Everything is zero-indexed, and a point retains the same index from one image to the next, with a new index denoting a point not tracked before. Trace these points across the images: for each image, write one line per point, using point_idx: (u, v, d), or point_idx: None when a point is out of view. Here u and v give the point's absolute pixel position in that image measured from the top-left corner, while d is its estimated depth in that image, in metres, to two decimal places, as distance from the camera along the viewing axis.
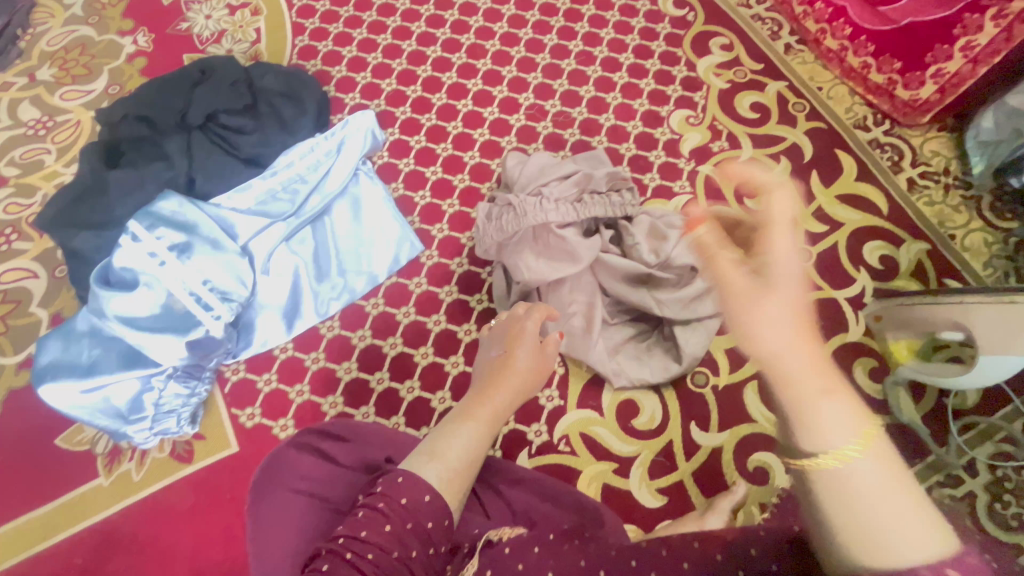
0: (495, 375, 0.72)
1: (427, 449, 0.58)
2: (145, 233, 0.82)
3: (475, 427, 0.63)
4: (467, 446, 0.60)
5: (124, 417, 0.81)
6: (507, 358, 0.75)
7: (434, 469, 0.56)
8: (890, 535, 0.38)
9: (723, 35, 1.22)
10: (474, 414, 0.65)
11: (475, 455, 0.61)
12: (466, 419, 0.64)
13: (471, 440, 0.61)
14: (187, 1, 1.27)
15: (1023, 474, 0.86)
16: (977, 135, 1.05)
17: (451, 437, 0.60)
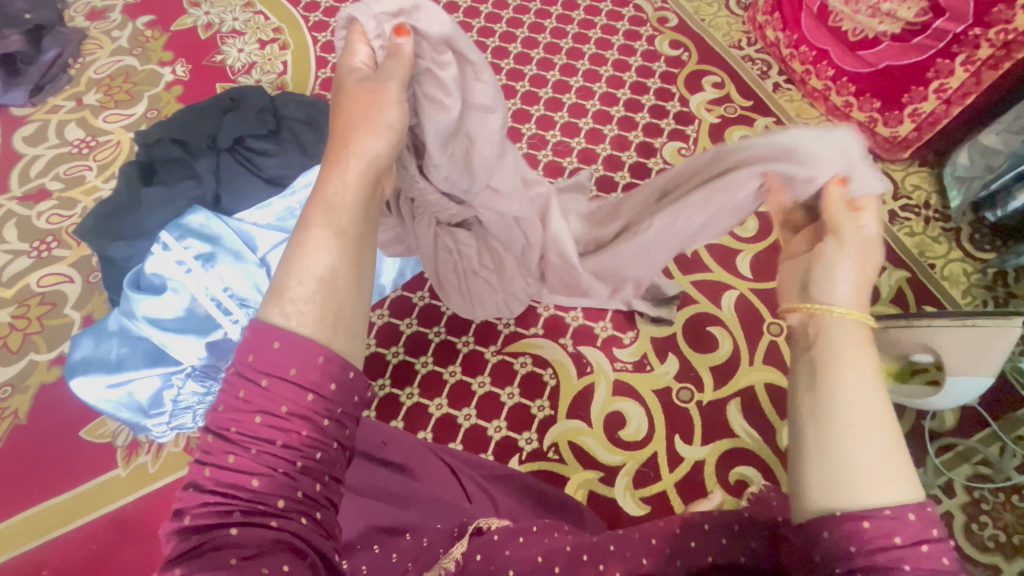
0: (339, 161, 0.50)
1: (272, 291, 0.43)
2: (174, 243, 0.90)
3: (330, 232, 0.45)
4: (321, 263, 0.43)
5: (145, 412, 0.88)
6: (354, 141, 0.51)
7: (291, 310, 0.42)
8: (864, 476, 0.37)
9: (715, 74, 1.31)
10: (325, 204, 0.46)
11: (346, 260, 0.45)
12: (315, 225, 0.45)
13: (321, 255, 0.44)
14: (223, 37, 1.40)
15: (999, 495, 0.89)
16: (954, 171, 1.10)
17: (301, 256, 0.43)
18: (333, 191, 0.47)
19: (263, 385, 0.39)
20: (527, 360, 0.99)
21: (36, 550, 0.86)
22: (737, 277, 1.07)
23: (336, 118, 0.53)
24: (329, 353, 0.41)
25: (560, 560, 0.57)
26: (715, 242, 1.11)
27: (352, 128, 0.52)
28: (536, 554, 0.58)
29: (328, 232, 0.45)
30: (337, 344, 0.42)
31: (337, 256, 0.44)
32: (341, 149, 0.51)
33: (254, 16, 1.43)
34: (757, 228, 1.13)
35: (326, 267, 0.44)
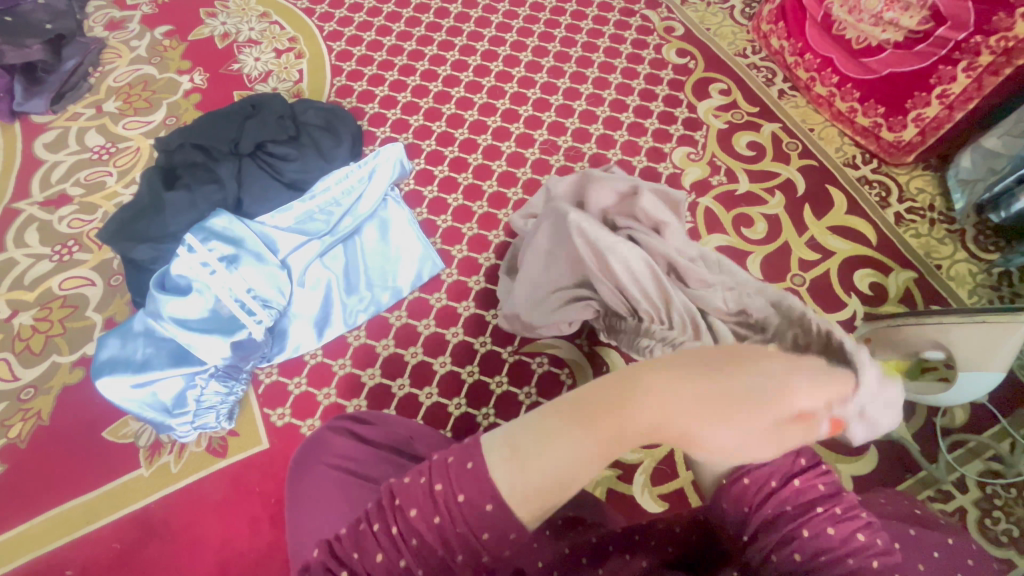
0: (639, 393, 0.47)
1: (514, 446, 0.46)
2: (199, 245, 0.92)
3: (590, 449, 0.45)
4: (561, 467, 0.44)
5: (169, 411, 0.89)
6: (680, 381, 0.48)
7: (510, 477, 0.44)
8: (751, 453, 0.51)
9: (721, 81, 1.34)
10: (611, 432, 0.46)
11: (578, 475, 0.45)
12: (586, 430, 0.45)
13: (565, 460, 0.45)
14: (239, 46, 1.43)
15: (1011, 491, 0.90)
16: (958, 174, 1.13)
17: (559, 456, 0.44)
18: (640, 427, 0.46)
19: (457, 500, 0.45)
20: (544, 359, 1.01)
21: (62, 549, 0.87)
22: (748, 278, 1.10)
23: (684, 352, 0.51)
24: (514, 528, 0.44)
25: (588, 551, 0.60)
26: (726, 244, 1.13)
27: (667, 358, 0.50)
28: (564, 546, 0.61)
29: (591, 446, 0.45)
30: (521, 512, 0.44)
31: (577, 470, 0.45)
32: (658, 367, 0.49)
33: (270, 25, 1.46)
34: (766, 230, 1.15)
35: (558, 468, 0.44)
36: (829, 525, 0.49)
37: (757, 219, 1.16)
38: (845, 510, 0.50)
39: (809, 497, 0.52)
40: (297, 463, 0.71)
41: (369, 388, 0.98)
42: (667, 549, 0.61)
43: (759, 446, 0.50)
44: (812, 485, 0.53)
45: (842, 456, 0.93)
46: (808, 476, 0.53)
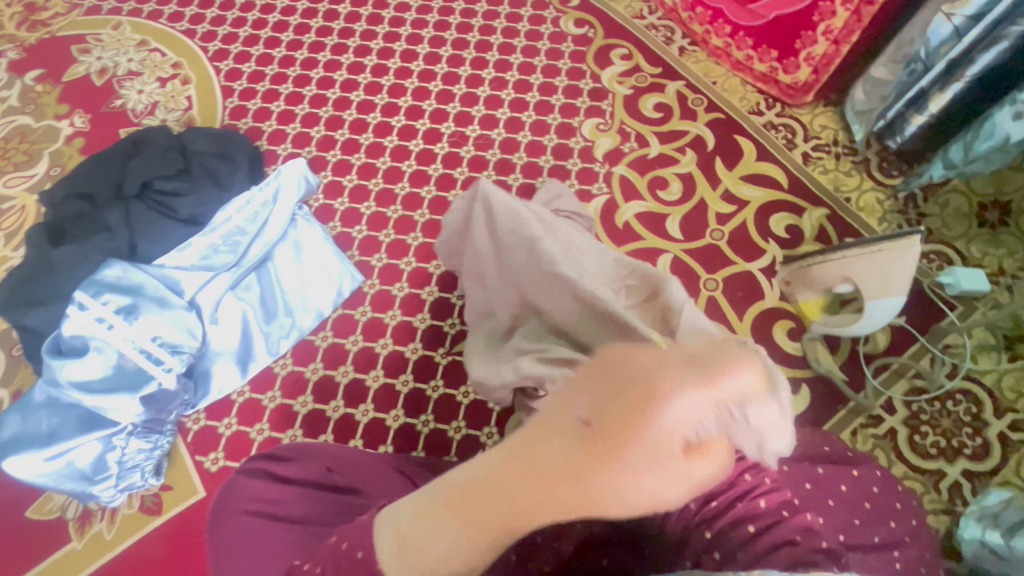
0: (560, 479, 0.38)
1: (401, 528, 0.44)
2: (91, 301, 0.87)
3: (469, 531, 0.41)
4: (445, 545, 0.41)
5: (90, 478, 0.85)
6: (631, 479, 0.37)
7: (402, 569, 0.43)
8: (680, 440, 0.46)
9: (622, 46, 1.33)
10: (473, 514, 0.41)
11: (468, 560, 0.42)
12: (460, 515, 0.41)
13: (449, 544, 0.41)
14: (119, 80, 1.34)
15: (936, 404, 0.94)
16: (854, 107, 1.15)
17: (435, 540, 0.42)
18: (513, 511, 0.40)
19: None
20: None
21: None
22: (669, 241, 1.11)
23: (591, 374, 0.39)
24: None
25: (514, 549, 0.58)
26: (644, 211, 1.14)
27: (616, 420, 0.37)
28: (489, 549, 0.58)
29: (467, 526, 0.41)
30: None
31: (471, 556, 0.41)
32: (592, 441, 0.37)
33: (149, 54, 1.38)
34: (682, 190, 1.16)
35: (445, 551, 0.41)
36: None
37: (671, 180, 1.17)
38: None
39: None
40: (218, 510, 0.69)
41: (303, 417, 0.96)
42: (590, 527, 0.60)
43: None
44: None
45: None
46: None
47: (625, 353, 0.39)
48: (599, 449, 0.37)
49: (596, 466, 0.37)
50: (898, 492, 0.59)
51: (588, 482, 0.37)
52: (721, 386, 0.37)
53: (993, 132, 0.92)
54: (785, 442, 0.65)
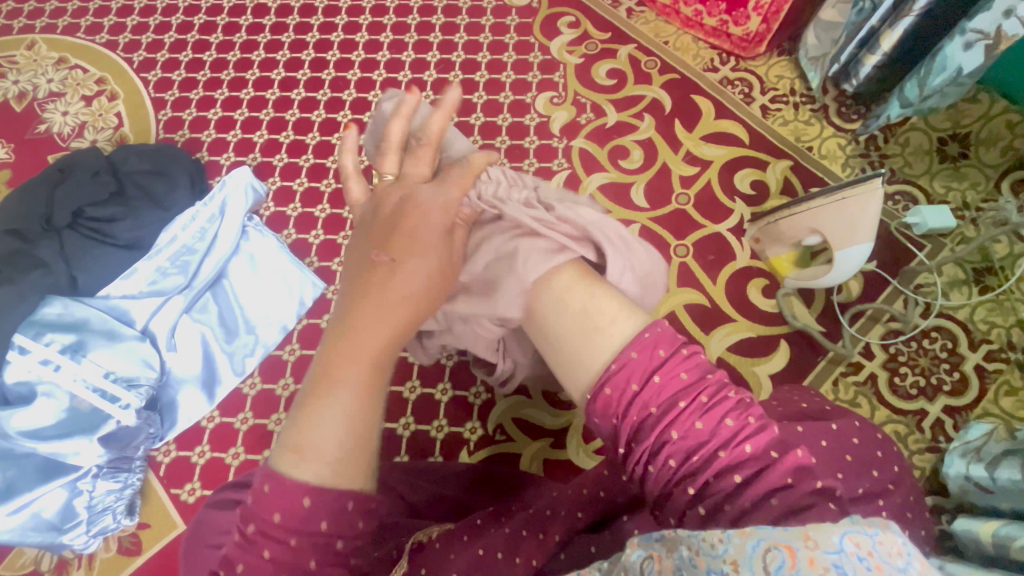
0: (380, 295, 0.47)
1: (291, 438, 0.41)
2: (32, 343, 0.83)
3: (357, 388, 0.43)
4: (338, 417, 0.41)
5: (59, 527, 0.82)
6: (437, 252, 0.50)
7: (309, 465, 0.40)
8: (596, 333, 0.45)
9: (569, 14, 1.28)
10: (333, 375, 0.43)
11: (357, 429, 0.42)
12: (333, 383, 0.42)
13: (341, 416, 0.41)
14: (41, 103, 1.26)
15: (913, 344, 0.94)
16: (807, 53, 1.13)
17: (317, 420, 0.41)
18: (357, 353, 0.44)
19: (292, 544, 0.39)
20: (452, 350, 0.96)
21: None
22: (635, 210, 1.08)
23: (374, 218, 0.53)
24: (357, 496, 0.41)
25: (501, 544, 0.56)
26: (607, 182, 1.11)
27: (401, 236, 0.50)
28: (477, 548, 0.56)
29: (353, 384, 0.43)
30: (338, 482, 0.40)
31: (357, 416, 0.42)
32: (391, 259, 0.49)
33: (70, 71, 1.29)
34: (643, 156, 1.13)
35: (341, 423, 0.41)
36: (697, 419, 0.42)
37: (632, 147, 1.14)
38: (711, 395, 0.43)
39: (672, 393, 0.43)
40: (191, 544, 0.65)
41: None
42: (577, 516, 0.60)
43: (588, 314, 0.46)
44: (672, 377, 0.43)
45: (756, 360, 0.95)
46: (669, 368, 0.43)
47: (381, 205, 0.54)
48: (379, 272, 0.48)
49: (399, 268, 0.48)
50: (878, 441, 0.58)
51: (398, 277, 0.48)
52: (452, 180, 0.56)
53: (945, 65, 0.90)
54: (765, 402, 0.63)
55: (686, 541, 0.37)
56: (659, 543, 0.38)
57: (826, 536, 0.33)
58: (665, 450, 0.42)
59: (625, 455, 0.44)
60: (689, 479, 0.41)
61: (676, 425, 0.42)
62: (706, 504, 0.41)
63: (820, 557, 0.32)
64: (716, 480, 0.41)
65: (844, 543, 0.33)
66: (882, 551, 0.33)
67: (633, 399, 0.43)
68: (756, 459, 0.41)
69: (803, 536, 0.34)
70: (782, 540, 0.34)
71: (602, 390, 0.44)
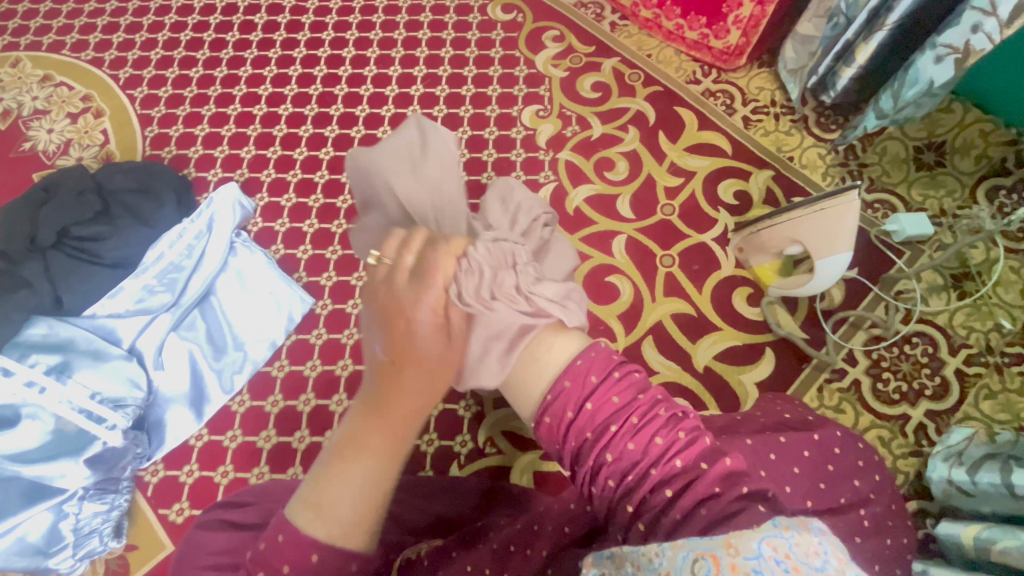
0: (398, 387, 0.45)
1: (310, 498, 0.44)
2: (17, 365, 0.83)
3: (374, 467, 0.44)
4: (357, 492, 0.43)
5: (44, 551, 0.81)
6: (450, 346, 0.47)
7: (323, 524, 0.43)
8: (540, 361, 0.49)
9: (553, 28, 1.30)
10: (357, 444, 0.44)
11: (373, 499, 0.44)
12: (356, 456, 0.44)
13: (360, 484, 0.43)
14: (26, 120, 1.26)
15: (894, 350, 0.96)
16: (786, 66, 1.16)
17: (337, 487, 0.43)
18: (378, 426, 0.45)
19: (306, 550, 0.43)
20: None
21: None
22: (621, 222, 1.09)
23: (392, 280, 0.48)
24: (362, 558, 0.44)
25: (489, 561, 0.57)
26: (593, 194, 1.12)
27: (415, 321, 0.46)
28: (464, 564, 0.58)
29: (372, 464, 0.44)
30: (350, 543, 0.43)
31: (375, 489, 0.43)
32: (404, 350, 0.46)
33: (56, 89, 1.29)
34: (628, 168, 1.15)
35: (358, 496, 0.44)
36: (629, 441, 0.44)
37: (616, 160, 1.15)
38: (642, 416, 0.44)
39: (605, 417, 0.45)
40: (180, 560, 0.64)
41: (268, 452, 0.92)
42: (564, 530, 0.59)
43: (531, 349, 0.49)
44: (606, 401, 0.45)
45: (741, 367, 0.96)
46: (602, 392, 0.46)
47: (411, 255, 0.48)
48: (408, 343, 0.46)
49: (411, 352, 0.46)
50: (859, 450, 0.59)
51: (410, 363, 0.45)
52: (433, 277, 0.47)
53: (918, 78, 0.92)
54: (748, 413, 0.64)
55: (630, 557, 0.39)
56: (606, 559, 0.41)
57: (745, 543, 0.36)
58: (602, 471, 0.44)
59: (574, 473, 0.47)
60: (628, 496, 0.43)
61: (610, 448, 0.44)
62: (645, 522, 0.42)
63: (741, 562, 0.35)
64: (650, 496, 0.42)
65: (762, 547, 0.36)
66: (798, 551, 0.36)
67: (570, 425, 0.46)
68: (686, 473, 0.42)
69: (726, 542, 0.37)
70: (707, 550, 0.37)
71: (543, 419, 0.47)
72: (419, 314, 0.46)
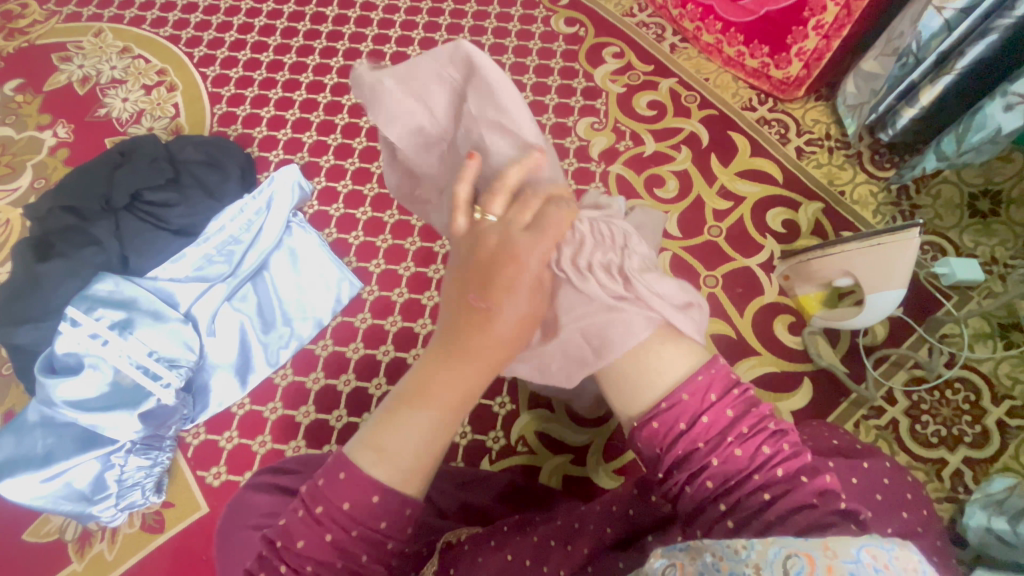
0: (468, 338, 0.47)
1: (372, 441, 0.44)
2: (84, 317, 0.86)
3: (441, 416, 0.45)
4: (420, 441, 0.44)
5: (89, 498, 0.84)
6: (526, 307, 0.48)
7: (384, 470, 0.44)
8: (656, 367, 0.49)
9: (614, 44, 1.32)
10: (430, 392, 0.45)
11: (435, 450, 0.45)
12: (427, 402, 0.45)
13: (422, 433, 0.44)
14: (103, 88, 1.32)
15: (936, 394, 0.95)
16: (845, 101, 1.16)
17: (402, 432, 0.44)
18: (453, 369, 0.46)
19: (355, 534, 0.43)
20: None
21: None
22: (667, 238, 1.11)
23: (474, 252, 0.49)
24: (414, 505, 0.44)
25: (529, 552, 0.58)
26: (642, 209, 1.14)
27: (498, 287, 0.47)
28: (506, 554, 0.59)
29: (437, 416, 0.45)
30: (410, 494, 0.44)
31: (438, 440, 0.45)
32: (478, 306, 0.47)
33: (133, 61, 1.35)
34: (678, 187, 1.16)
35: (418, 445, 0.44)
36: (737, 447, 0.46)
37: (667, 177, 1.17)
38: (751, 427, 0.47)
39: (720, 429, 0.47)
40: (223, 534, 0.67)
41: (305, 428, 0.94)
42: (606, 531, 0.59)
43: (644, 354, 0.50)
44: (721, 414, 0.47)
45: (779, 395, 0.96)
46: (717, 408, 0.47)
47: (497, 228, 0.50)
48: (479, 302, 0.48)
49: (480, 318, 0.47)
50: (908, 484, 0.59)
51: (481, 330, 0.46)
52: (548, 231, 0.50)
53: (984, 123, 0.93)
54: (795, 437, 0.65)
55: (710, 548, 0.40)
56: (682, 552, 0.41)
57: (845, 547, 0.37)
58: (705, 472, 0.46)
59: (664, 478, 0.49)
60: (723, 496, 0.46)
61: (716, 452, 0.46)
62: (738, 519, 0.44)
63: (838, 564, 0.35)
64: (749, 498, 0.45)
65: (862, 554, 0.36)
66: (898, 565, 0.36)
67: (679, 436, 0.47)
68: (785, 483, 0.45)
69: (824, 546, 0.37)
70: (802, 549, 0.37)
71: (651, 423, 0.47)
72: (503, 279, 0.48)
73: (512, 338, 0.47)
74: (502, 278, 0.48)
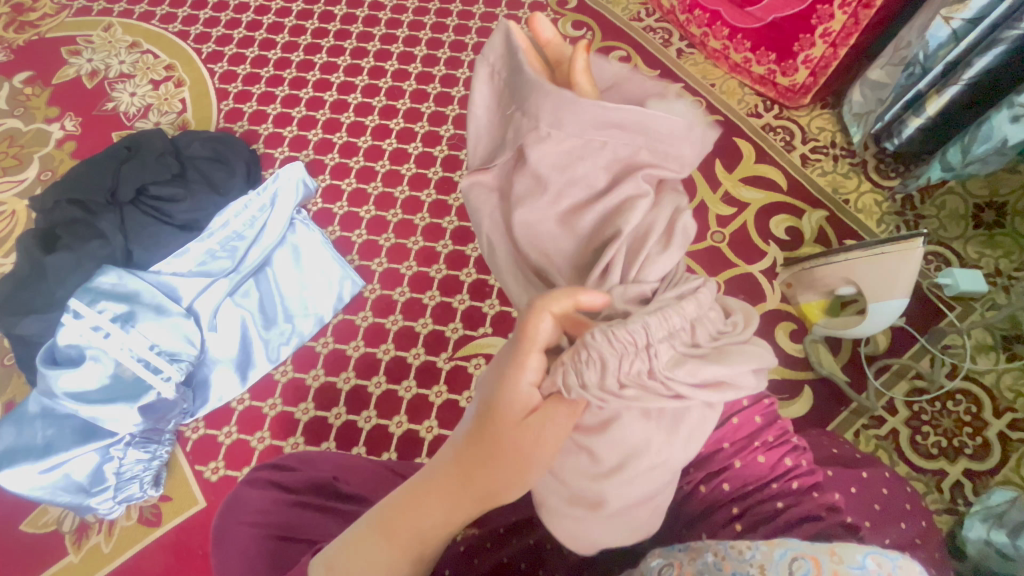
0: (464, 484, 0.48)
1: (339, 559, 0.48)
2: (86, 309, 0.86)
3: (405, 550, 0.48)
4: (381, 571, 0.48)
5: (87, 490, 0.84)
6: (513, 437, 0.47)
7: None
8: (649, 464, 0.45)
9: (621, 49, 1.32)
10: (399, 525, 0.48)
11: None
12: (394, 535, 0.48)
13: (383, 563, 0.48)
14: (111, 82, 1.32)
15: (937, 405, 0.95)
16: (852, 109, 1.16)
17: (363, 558, 0.48)
18: (427, 509, 0.48)
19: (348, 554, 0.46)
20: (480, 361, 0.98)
21: None
22: None
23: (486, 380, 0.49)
24: None
25: (525, 554, 0.58)
26: None
27: (484, 428, 0.48)
28: (501, 556, 0.58)
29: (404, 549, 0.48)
30: None
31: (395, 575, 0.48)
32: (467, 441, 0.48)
33: (141, 55, 1.36)
34: None
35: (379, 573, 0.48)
36: None
37: None
38: None
39: None
40: (218, 531, 0.65)
41: (304, 424, 0.95)
42: None
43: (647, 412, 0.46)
44: None
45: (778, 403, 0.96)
46: None
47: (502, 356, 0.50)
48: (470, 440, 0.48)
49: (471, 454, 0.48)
50: (908, 495, 0.59)
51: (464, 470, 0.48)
52: (530, 340, 0.46)
53: (991, 134, 0.94)
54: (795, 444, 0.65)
55: (712, 549, 0.40)
56: (682, 553, 0.42)
57: (850, 553, 0.37)
58: None
59: None
60: None
61: None
62: None
63: (845, 570, 0.36)
64: None
65: (867, 561, 0.36)
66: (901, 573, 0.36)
67: None
68: None
69: (830, 551, 0.37)
70: (808, 553, 0.37)
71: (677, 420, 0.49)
72: (494, 416, 0.47)
73: (488, 483, 0.47)
74: (492, 412, 0.47)
